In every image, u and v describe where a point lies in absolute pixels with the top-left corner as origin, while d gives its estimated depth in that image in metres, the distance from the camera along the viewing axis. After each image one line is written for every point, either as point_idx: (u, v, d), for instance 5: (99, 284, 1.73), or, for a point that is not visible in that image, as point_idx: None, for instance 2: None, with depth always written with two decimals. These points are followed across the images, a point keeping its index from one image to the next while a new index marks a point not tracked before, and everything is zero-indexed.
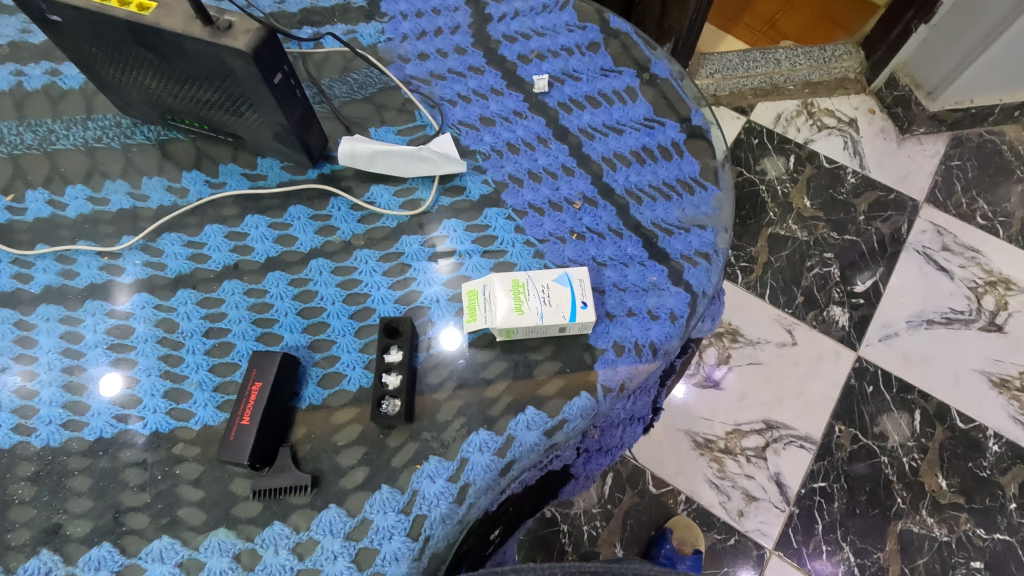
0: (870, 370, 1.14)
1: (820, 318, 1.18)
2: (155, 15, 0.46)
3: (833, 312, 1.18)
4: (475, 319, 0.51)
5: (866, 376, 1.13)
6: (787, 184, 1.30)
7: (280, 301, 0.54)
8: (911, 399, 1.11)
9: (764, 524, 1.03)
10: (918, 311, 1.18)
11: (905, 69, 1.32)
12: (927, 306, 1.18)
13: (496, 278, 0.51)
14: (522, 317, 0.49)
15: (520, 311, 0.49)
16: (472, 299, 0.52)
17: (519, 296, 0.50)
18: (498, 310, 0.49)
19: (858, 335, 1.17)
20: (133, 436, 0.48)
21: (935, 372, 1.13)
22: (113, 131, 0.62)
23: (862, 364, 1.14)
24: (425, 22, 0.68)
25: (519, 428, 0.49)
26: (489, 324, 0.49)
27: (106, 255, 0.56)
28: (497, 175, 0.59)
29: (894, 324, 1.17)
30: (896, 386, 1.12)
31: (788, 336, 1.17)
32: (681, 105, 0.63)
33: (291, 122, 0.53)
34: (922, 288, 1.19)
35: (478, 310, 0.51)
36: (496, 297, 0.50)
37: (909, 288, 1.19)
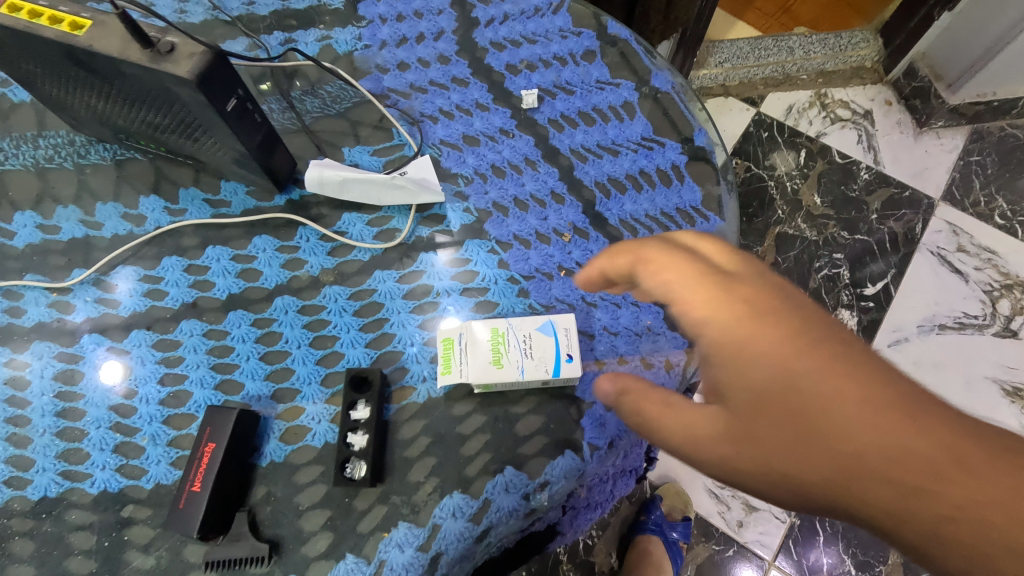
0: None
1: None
2: (89, 36, 0.41)
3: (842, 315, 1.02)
4: (450, 371, 0.46)
5: None
6: (797, 180, 1.12)
7: (242, 344, 0.49)
8: None
9: (764, 535, 0.90)
10: (929, 314, 1.00)
11: (926, 58, 1.09)
12: (939, 309, 1.00)
13: (474, 325, 0.47)
14: (500, 371, 0.45)
15: (498, 365, 0.45)
16: (447, 347, 0.47)
17: (498, 347, 0.46)
18: (474, 363, 0.45)
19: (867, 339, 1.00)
20: (80, 496, 0.45)
21: (945, 381, 0.97)
22: (65, 149, 0.57)
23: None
24: (406, 27, 0.62)
25: (497, 491, 0.45)
26: (465, 378, 0.45)
27: (55, 290, 0.52)
28: (480, 203, 0.55)
29: (904, 328, 1.00)
30: None
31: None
32: (684, 123, 0.58)
33: (250, 149, 0.48)
34: (933, 288, 1.02)
35: (454, 361, 0.46)
36: (474, 348, 0.46)
37: (918, 288, 1.02)
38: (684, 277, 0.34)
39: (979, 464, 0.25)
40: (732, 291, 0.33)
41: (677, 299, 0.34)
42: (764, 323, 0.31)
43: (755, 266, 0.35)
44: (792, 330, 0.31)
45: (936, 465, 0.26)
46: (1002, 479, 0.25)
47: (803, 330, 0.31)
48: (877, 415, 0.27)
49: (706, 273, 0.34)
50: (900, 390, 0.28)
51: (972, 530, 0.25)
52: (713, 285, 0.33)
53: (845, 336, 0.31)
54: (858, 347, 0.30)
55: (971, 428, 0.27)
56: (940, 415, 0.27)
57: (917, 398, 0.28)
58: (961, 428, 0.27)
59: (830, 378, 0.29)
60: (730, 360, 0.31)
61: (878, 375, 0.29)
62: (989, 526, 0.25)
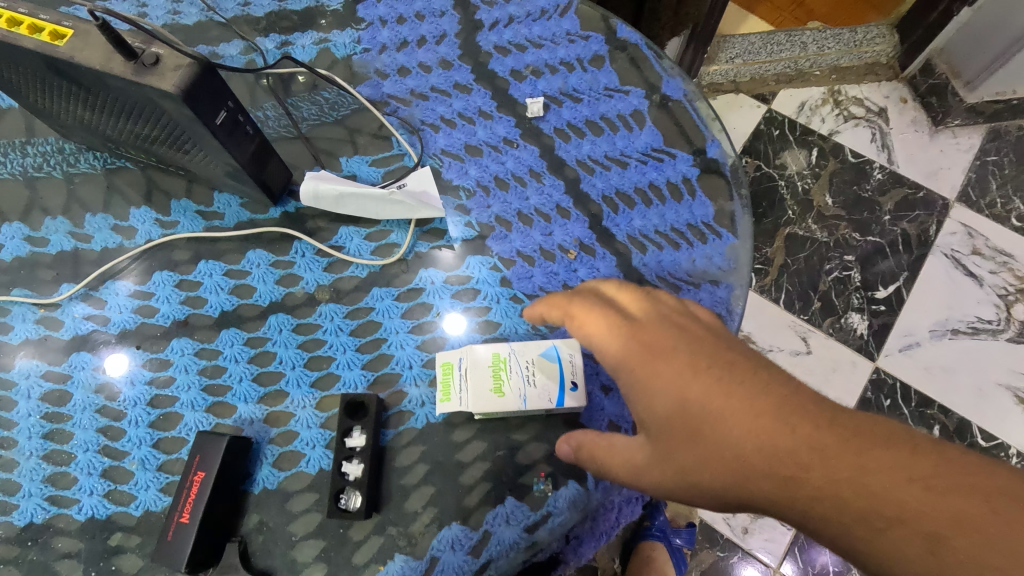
0: (888, 383, 0.95)
1: (837, 325, 0.99)
2: (70, 46, 0.39)
3: (851, 319, 0.99)
4: (449, 399, 0.45)
5: (884, 389, 0.95)
6: (808, 180, 1.08)
7: (234, 364, 0.48)
8: (931, 413, 0.93)
9: (770, 542, 0.87)
10: (942, 318, 0.97)
11: (943, 55, 1.06)
12: (952, 314, 0.97)
13: (475, 350, 0.45)
14: (502, 400, 0.43)
15: (499, 393, 0.43)
16: (447, 372, 0.45)
17: (500, 375, 0.44)
18: (474, 391, 0.43)
19: (877, 343, 0.97)
20: (67, 522, 0.44)
21: (957, 388, 0.94)
22: (54, 158, 0.55)
23: (879, 376, 0.95)
24: (407, 30, 0.60)
25: (497, 524, 0.43)
26: (465, 407, 0.43)
27: (43, 305, 0.50)
28: (482, 217, 0.52)
29: (916, 332, 0.97)
30: (915, 400, 0.94)
31: (802, 345, 0.98)
32: (696, 133, 0.55)
33: (242, 162, 0.46)
34: (946, 292, 0.99)
35: (453, 388, 0.45)
36: (475, 374, 0.44)
37: (931, 292, 0.99)
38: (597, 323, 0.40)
39: (831, 452, 0.30)
40: (634, 332, 0.39)
41: (595, 344, 0.40)
42: (664, 359, 0.37)
43: (664, 308, 0.40)
44: (688, 362, 0.36)
45: (795, 456, 0.31)
46: (849, 458, 0.30)
47: (695, 359, 0.36)
48: (751, 423, 0.32)
49: (619, 323, 0.39)
50: (770, 396, 0.33)
51: (829, 504, 0.30)
52: (619, 331, 0.39)
53: (731, 360, 0.36)
54: (740, 366, 0.35)
55: (826, 419, 0.31)
56: (801, 412, 0.32)
57: (784, 402, 0.33)
58: (818, 422, 0.31)
59: (714, 397, 0.34)
60: (642, 394, 0.37)
61: (756, 389, 0.34)
62: (841, 501, 0.29)
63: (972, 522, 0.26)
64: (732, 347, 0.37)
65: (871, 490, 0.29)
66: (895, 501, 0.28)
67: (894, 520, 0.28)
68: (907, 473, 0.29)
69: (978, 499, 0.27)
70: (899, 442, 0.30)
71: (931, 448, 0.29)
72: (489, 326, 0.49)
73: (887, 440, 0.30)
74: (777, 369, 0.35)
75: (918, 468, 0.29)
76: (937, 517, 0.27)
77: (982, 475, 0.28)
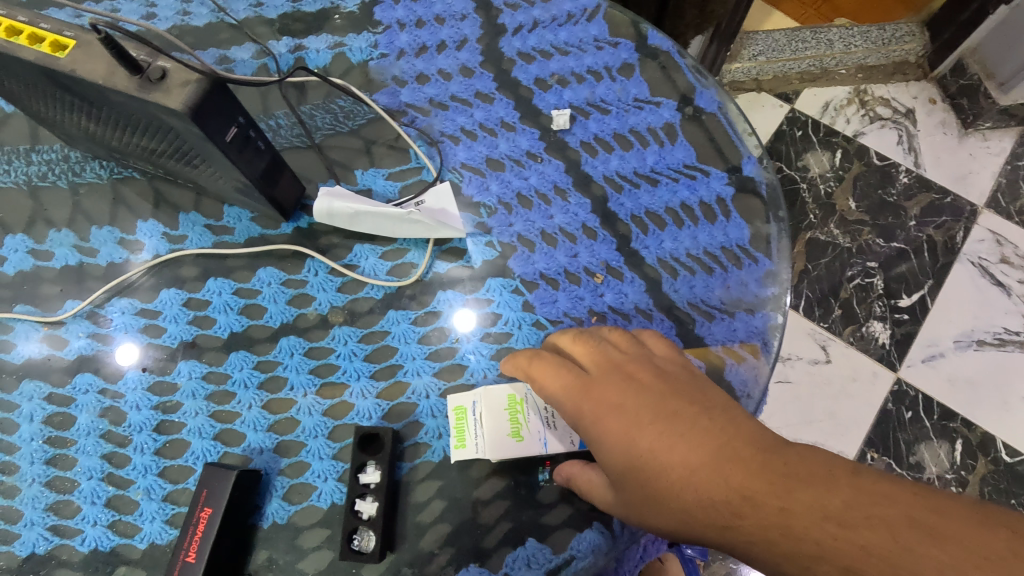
0: (910, 394, 0.91)
1: (858, 334, 0.95)
2: (71, 58, 0.36)
3: (873, 328, 0.95)
4: (465, 445, 0.42)
5: (905, 400, 0.91)
6: (831, 183, 1.04)
7: (244, 390, 0.46)
8: (953, 427, 0.89)
9: None
10: (967, 329, 0.93)
11: (976, 54, 1.01)
12: (978, 324, 0.94)
13: (490, 392, 0.43)
14: (521, 445, 0.41)
15: (518, 437, 0.41)
16: (460, 418, 0.43)
17: (516, 417, 0.42)
18: (492, 436, 0.42)
19: (899, 354, 0.93)
20: (69, 554, 0.42)
21: (982, 402, 0.90)
22: (59, 166, 0.53)
23: (901, 387, 0.91)
24: (426, 34, 0.57)
25: (516, 568, 0.41)
26: (483, 455, 0.41)
27: (47, 323, 0.48)
28: (504, 236, 0.50)
29: (940, 343, 0.93)
30: (937, 412, 0.90)
31: (821, 353, 0.94)
32: (730, 149, 0.52)
33: (252, 180, 0.44)
34: (973, 302, 0.95)
35: (468, 433, 0.43)
36: (491, 419, 0.42)
37: (957, 301, 0.95)
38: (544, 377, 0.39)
39: (760, 498, 0.29)
40: (580, 388, 0.38)
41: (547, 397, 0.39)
42: (608, 414, 0.36)
43: (615, 354, 0.39)
44: (633, 416, 0.35)
45: (728, 505, 0.30)
46: (773, 501, 0.29)
47: (637, 411, 0.35)
48: (689, 474, 0.32)
49: (567, 376, 0.38)
50: (707, 445, 0.32)
51: (762, 548, 0.29)
52: (567, 385, 0.38)
53: (673, 405, 0.35)
54: (684, 413, 0.34)
55: (758, 465, 0.30)
56: (735, 459, 0.31)
57: (721, 450, 0.32)
58: (750, 467, 0.31)
59: (654, 449, 0.33)
60: (596, 448, 0.36)
61: (695, 438, 0.33)
62: (770, 543, 0.29)
63: (878, 554, 0.26)
64: (678, 386, 0.36)
65: (793, 531, 0.28)
66: (812, 539, 0.28)
67: (813, 557, 0.27)
68: (822, 509, 0.28)
69: (884, 530, 0.26)
70: (819, 478, 0.29)
71: (846, 480, 0.29)
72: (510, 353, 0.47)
73: (810, 477, 0.29)
74: (720, 409, 0.34)
75: (832, 503, 0.28)
76: (848, 552, 0.27)
77: (886, 504, 0.27)
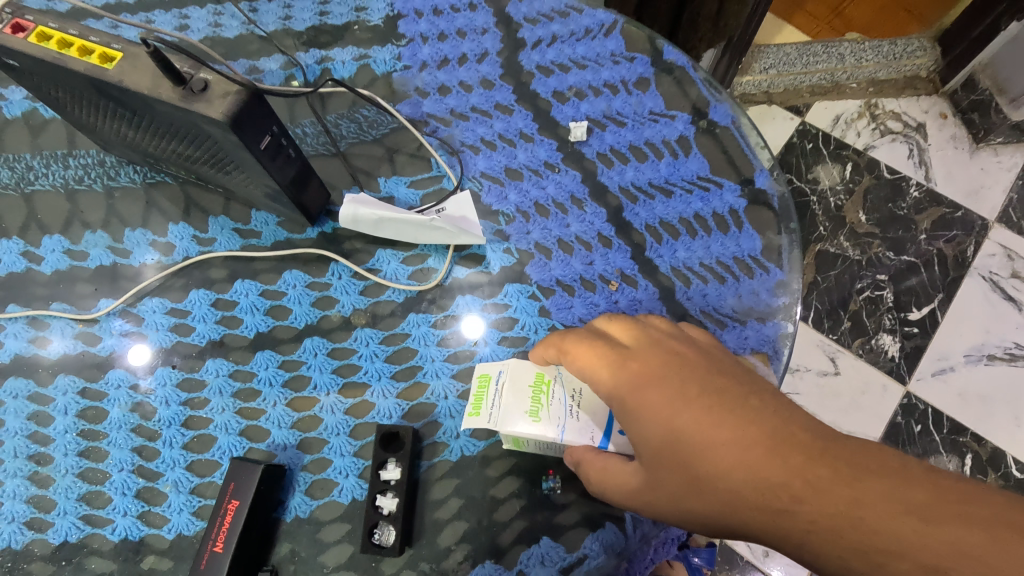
0: (920, 408, 0.92)
1: (867, 346, 0.95)
2: (119, 70, 0.38)
3: (882, 340, 0.95)
4: (479, 414, 0.42)
5: (915, 414, 0.91)
6: (841, 196, 1.05)
7: (269, 387, 0.47)
8: (963, 441, 0.90)
9: (792, 568, 0.81)
10: (978, 343, 0.94)
11: (988, 69, 1.03)
12: (990, 338, 0.94)
13: (517, 366, 0.43)
14: (536, 425, 0.40)
15: (535, 418, 0.40)
16: (483, 386, 0.43)
17: (539, 397, 0.41)
18: (509, 409, 0.41)
19: (909, 367, 0.94)
20: (100, 543, 0.43)
21: (993, 417, 0.91)
22: (96, 171, 0.55)
23: (910, 401, 0.92)
24: (448, 47, 0.59)
25: (531, 564, 0.42)
26: (493, 424, 0.40)
27: (82, 321, 0.50)
28: (522, 243, 0.51)
29: (950, 357, 0.93)
30: (947, 426, 0.91)
31: (830, 365, 0.95)
32: (744, 162, 0.54)
33: (282, 186, 0.45)
34: (983, 316, 0.95)
35: (485, 403, 0.42)
36: (512, 393, 0.41)
37: (968, 315, 0.95)
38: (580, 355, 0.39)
39: (827, 486, 0.30)
40: (625, 367, 0.37)
41: (586, 376, 0.39)
42: (653, 390, 0.36)
43: (655, 333, 0.40)
44: (677, 391, 0.35)
45: (785, 490, 0.31)
46: (845, 491, 0.30)
47: (685, 387, 0.35)
48: (742, 454, 0.32)
49: (610, 354, 0.39)
50: (762, 426, 0.33)
51: (825, 538, 0.30)
52: (611, 365, 0.38)
53: (722, 386, 0.35)
54: (732, 393, 0.35)
55: (819, 450, 0.31)
56: (794, 444, 0.32)
57: (776, 432, 0.32)
58: (811, 453, 0.31)
59: (704, 427, 0.34)
60: (630, 423, 0.36)
61: (746, 419, 0.33)
62: (836, 535, 0.30)
63: (974, 554, 0.27)
64: (723, 368, 0.37)
65: (866, 523, 0.29)
66: (892, 534, 0.28)
67: (891, 553, 0.28)
68: (901, 503, 0.29)
69: (977, 529, 0.27)
70: (891, 470, 0.30)
71: (923, 476, 0.30)
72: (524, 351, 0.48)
73: (884, 471, 0.30)
74: (769, 393, 0.35)
75: (914, 498, 0.29)
76: (936, 550, 0.27)
77: (975, 503, 0.28)
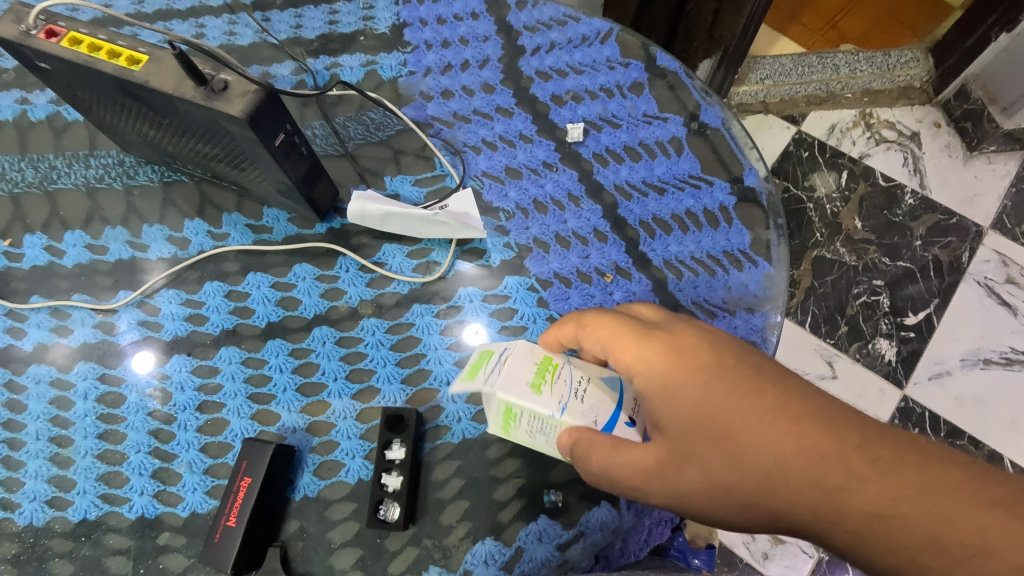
0: (916, 411, 0.93)
1: (864, 351, 0.97)
2: (145, 71, 0.41)
3: (879, 345, 0.97)
4: (473, 379, 0.40)
5: (911, 418, 0.93)
6: (837, 203, 1.07)
7: (279, 374, 0.50)
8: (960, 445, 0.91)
9: (789, 570, 0.83)
10: (974, 347, 0.96)
11: (980, 79, 1.05)
12: (986, 343, 0.96)
13: (522, 343, 0.41)
14: (537, 397, 0.37)
15: (537, 390, 0.38)
16: (484, 357, 0.41)
17: (544, 373, 0.38)
18: (511, 376, 0.38)
19: (905, 371, 0.95)
20: (118, 520, 0.46)
21: (990, 420, 0.92)
22: (115, 170, 0.58)
23: (907, 405, 0.94)
24: (451, 54, 0.62)
25: (529, 541, 0.44)
26: (491, 388, 0.38)
27: (101, 311, 0.53)
28: (521, 238, 0.54)
29: (947, 361, 0.95)
30: (943, 430, 0.92)
31: (828, 369, 0.97)
32: (734, 162, 0.56)
33: (294, 181, 0.48)
34: (979, 321, 0.97)
35: (483, 370, 0.40)
36: (517, 364, 0.39)
37: (965, 321, 0.97)
38: (604, 332, 0.39)
39: (895, 469, 0.31)
40: (658, 342, 0.37)
41: (616, 354, 0.38)
42: (689, 365, 0.36)
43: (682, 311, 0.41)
44: (712, 361, 0.36)
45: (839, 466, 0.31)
46: (916, 478, 0.30)
47: (720, 363, 0.36)
48: (788, 427, 0.33)
49: (640, 331, 0.38)
50: (803, 403, 0.34)
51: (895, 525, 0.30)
52: (642, 340, 0.38)
53: (756, 364, 0.37)
54: (766, 369, 0.36)
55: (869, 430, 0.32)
56: (841, 422, 0.33)
57: (818, 409, 0.34)
58: (866, 433, 0.32)
59: (745, 400, 0.34)
60: (663, 397, 0.36)
61: (786, 393, 0.35)
62: (908, 522, 0.29)
63: None
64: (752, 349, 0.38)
65: (948, 516, 0.29)
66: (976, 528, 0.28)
67: (976, 548, 0.28)
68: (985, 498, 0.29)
69: None
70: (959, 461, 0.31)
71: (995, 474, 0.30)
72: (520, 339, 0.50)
73: (952, 462, 0.31)
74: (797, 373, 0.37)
75: (994, 492, 0.29)
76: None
77: None
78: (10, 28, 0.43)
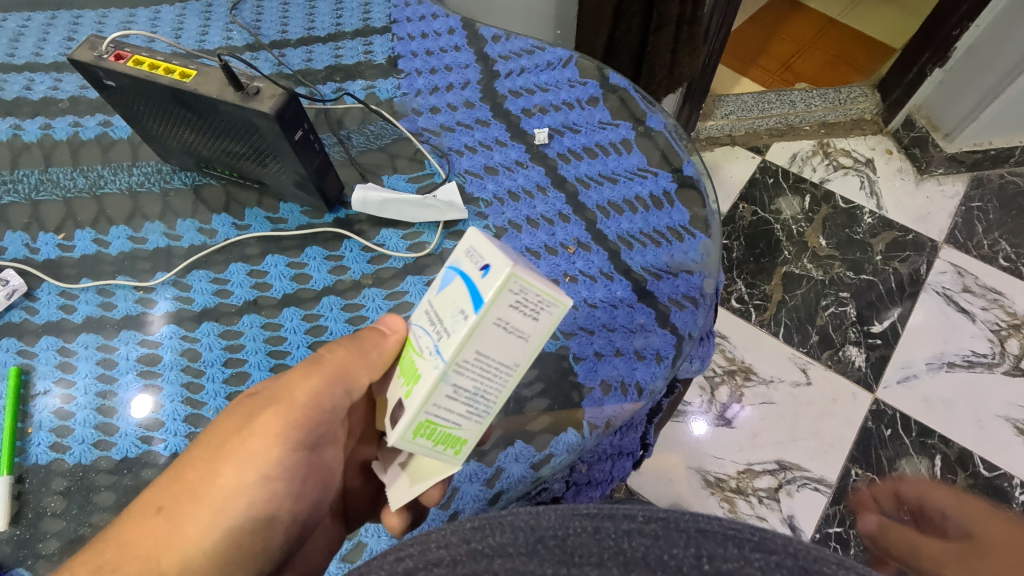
0: (888, 413, 1.07)
1: (835, 357, 1.13)
2: (195, 82, 0.53)
3: (849, 351, 1.13)
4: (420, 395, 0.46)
5: (884, 418, 1.07)
6: (802, 223, 1.27)
7: (293, 335, 0.58)
8: (931, 443, 1.04)
9: None
10: (938, 352, 1.12)
11: (922, 111, 1.29)
12: (948, 348, 1.12)
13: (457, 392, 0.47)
14: None
15: None
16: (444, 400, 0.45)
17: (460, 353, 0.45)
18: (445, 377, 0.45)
19: (875, 375, 1.11)
20: (155, 456, 0.53)
21: (957, 417, 1.06)
22: (154, 177, 0.69)
23: (879, 407, 1.08)
24: (438, 78, 0.74)
25: (507, 460, 0.52)
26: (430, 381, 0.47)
27: (142, 288, 0.62)
28: (498, 221, 0.64)
29: (913, 365, 1.11)
30: (915, 429, 1.06)
31: (802, 375, 1.12)
32: (675, 156, 0.68)
33: (309, 172, 0.58)
34: (943, 328, 1.14)
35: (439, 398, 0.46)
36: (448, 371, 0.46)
37: (930, 328, 1.14)
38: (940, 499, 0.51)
39: None
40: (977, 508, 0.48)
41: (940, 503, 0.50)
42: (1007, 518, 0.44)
43: None
44: None
45: None
46: None
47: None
48: None
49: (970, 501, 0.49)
50: None
51: None
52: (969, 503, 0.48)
53: None
54: None
55: None
56: None
57: None
58: None
59: None
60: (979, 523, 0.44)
61: None
62: None
63: None
64: None
65: None
66: None
67: None
68: None
69: None
70: None
71: None
72: (451, 440, 0.39)
73: None
74: None
75: None
76: None
77: None
78: (87, 54, 0.55)
